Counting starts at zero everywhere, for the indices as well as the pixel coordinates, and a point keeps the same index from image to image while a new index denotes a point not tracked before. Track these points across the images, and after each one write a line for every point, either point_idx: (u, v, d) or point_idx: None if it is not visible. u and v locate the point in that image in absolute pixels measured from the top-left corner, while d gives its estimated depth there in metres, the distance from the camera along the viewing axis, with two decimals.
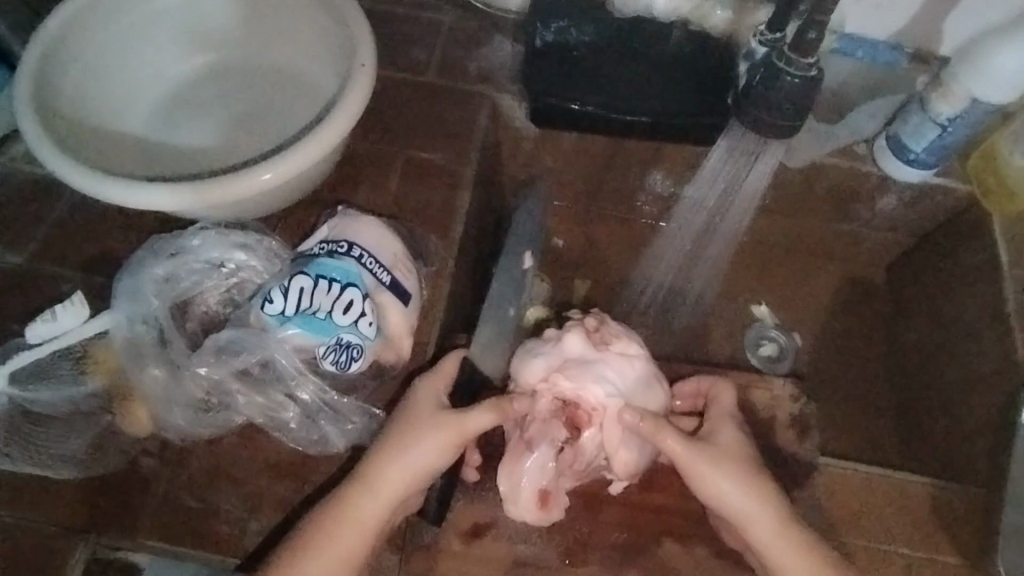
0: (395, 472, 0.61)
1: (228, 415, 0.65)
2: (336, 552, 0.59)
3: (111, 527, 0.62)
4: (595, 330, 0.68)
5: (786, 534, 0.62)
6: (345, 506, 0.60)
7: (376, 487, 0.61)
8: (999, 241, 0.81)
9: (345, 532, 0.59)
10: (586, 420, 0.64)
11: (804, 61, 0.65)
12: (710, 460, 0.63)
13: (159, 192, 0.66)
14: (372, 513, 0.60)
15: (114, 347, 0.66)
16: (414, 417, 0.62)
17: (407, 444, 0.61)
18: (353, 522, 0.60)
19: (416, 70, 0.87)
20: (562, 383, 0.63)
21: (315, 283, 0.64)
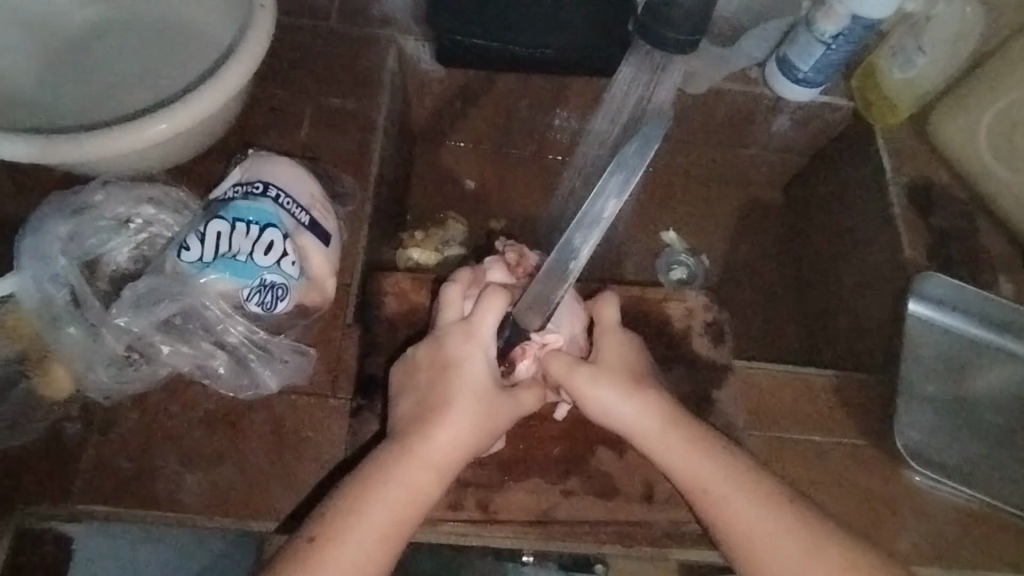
0: (446, 435, 0.58)
1: (153, 369, 0.64)
2: (392, 515, 0.54)
3: (44, 496, 0.61)
4: (517, 263, 0.70)
5: (668, 441, 0.60)
6: (397, 470, 0.56)
7: (425, 450, 0.57)
8: (883, 154, 0.89)
9: (400, 496, 0.55)
10: (519, 356, 0.64)
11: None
12: (588, 376, 0.62)
13: (60, 144, 0.63)
14: (424, 476, 0.56)
15: (24, 311, 0.63)
16: (457, 377, 0.60)
17: (450, 409, 0.59)
18: (409, 485, 0.55)
19: (319, 14, 0.85)
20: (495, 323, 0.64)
21: (231, 227, 0.62)
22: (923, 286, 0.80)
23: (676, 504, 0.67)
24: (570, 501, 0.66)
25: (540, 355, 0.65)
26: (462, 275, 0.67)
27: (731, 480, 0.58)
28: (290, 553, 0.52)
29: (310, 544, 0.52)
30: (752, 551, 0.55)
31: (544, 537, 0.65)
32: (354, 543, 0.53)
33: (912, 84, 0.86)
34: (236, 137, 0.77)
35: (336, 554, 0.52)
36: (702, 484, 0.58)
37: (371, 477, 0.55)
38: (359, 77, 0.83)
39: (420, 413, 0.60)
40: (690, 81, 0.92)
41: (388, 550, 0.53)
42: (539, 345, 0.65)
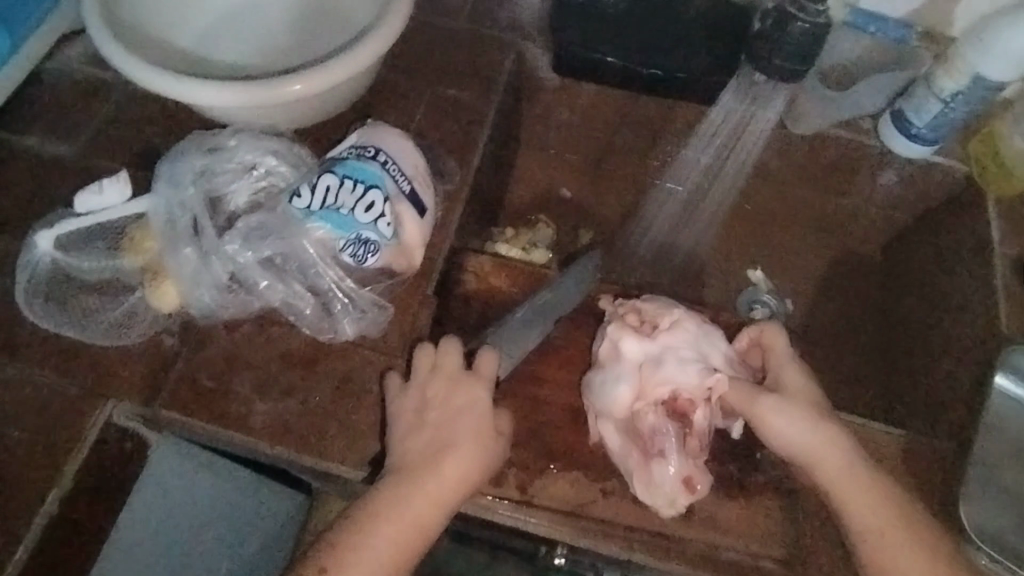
0: (476, 408, 0.65)
1: (248, 298, 0.69)
2: (439, 477, 0.61)
3: (137, 395, 0.67)
4: (641, 321, 0.71)
5: (837, 459, 0.63)
6: (439, 434, 0.63)
7: (458, 417, 0.64)
8: (994, 224, 0.86)
9: (443, 458, 0.62)
10: (692, 407, 0.67)
11: (814, 7, 0.73)
12: (774, 408, 0.64)
13: (204, 89, 0.70)
14: (465, 442, 0.63)
15: (151, 228, 0.69)
16: (455, 427, 0.63)
17: (450, 448, 0.62)
18: (449, 447, 0.62)
19: (453, 12, 0.92)
20: (655, 391, 0.67)
21: (340, 183, 0.67)
22: (1017, 360, 0.77)
23: (713, 525, 0.67)
24: (607, 500, 0.67)
25: (709, 398, 0.67)
26: (604, 358, 0.69)
27: (887, 510, 0.60)
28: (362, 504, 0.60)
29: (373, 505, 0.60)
30: (881, 553, 0.59)
31: (577, 529, 0.66)
32: (410, 501, 0.60)
33: None
34: (359, 111, 0.84)
35: (394, 507, 0.59)
36: (849, 501, 0.61)
37: (375, 504, 0.59)
38: (479, 72, 0.88)
39: (426, 447, 0.63)
40: (798, 120, 0.96)
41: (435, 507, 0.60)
42: (704, 391, 0.67)
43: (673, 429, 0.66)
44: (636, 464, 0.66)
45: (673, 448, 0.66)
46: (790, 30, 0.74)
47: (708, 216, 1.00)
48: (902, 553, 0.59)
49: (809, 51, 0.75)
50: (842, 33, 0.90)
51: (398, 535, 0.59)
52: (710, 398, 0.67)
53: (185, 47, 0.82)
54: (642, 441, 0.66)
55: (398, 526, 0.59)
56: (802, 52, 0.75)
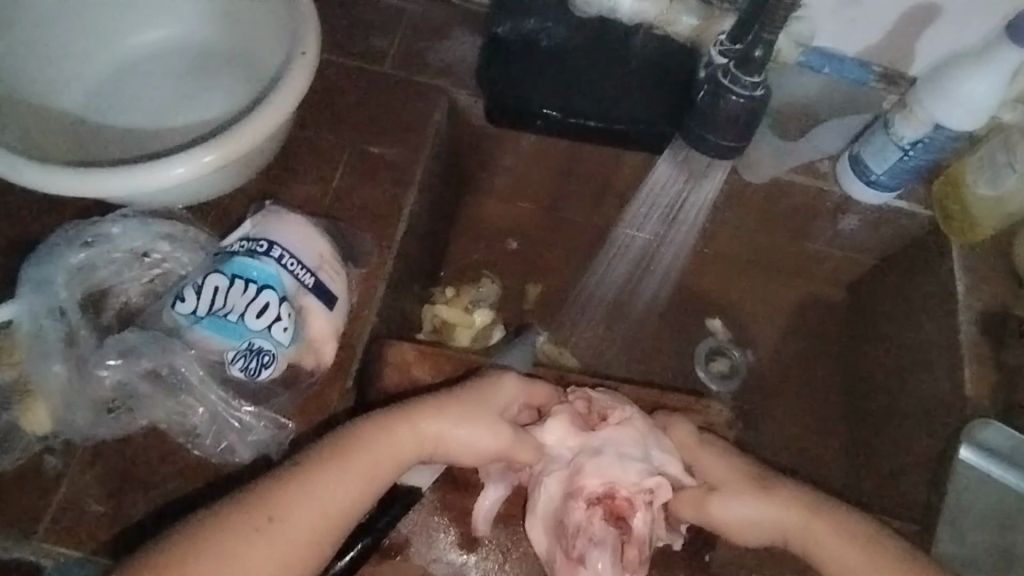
0: (413, 433, 0.59)
1: (133, 419, 0.62)
2: (341, 496, 0.56)
3: (12, 530, 0.60)
4: (589, 411, 0.67)
5: (815, 532, 0.59)
6: (360, 446, 0.57)
7: (389, 433, 0.58)
8: (959, 274, 0.81)
9: (352, 478, 0.56)
10: (629, 509, 0.61)
11: (749, 80, 0.65)
12: (719, 497, 0.62)
13: (73, 178, 0.62)
14: (380, 463, 0.58)
15: (17, 339, 0.61)
16: (352, 450, 0.57)
17: (338, 471, 0.56)
18: (364, 466, 0.57)
19: (375, 59, 0.84)
20: (588, 484, 0.62)
21: (229, 283, 0.60)
22: (980, 433, 0.73)
23: None
24: None
25: (650, 500, 0.62)
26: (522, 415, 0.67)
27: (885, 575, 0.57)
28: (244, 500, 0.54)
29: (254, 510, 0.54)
30: None
31: None
32: (300, 514, 0.54)
33: (998, 202, 0.79)
34: (270, 179, 0.76)
35: (283, 517, 0.54)
36: (848, 574, 0.58)
37: (239, 510, 0.54)
38: (403, 128, 0.81)
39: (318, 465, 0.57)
40: (752, 168, 0.86)
41: (328, 532, 0.55)
42: (641, 492, 0.62)
43: (607, 534, 0.61)
44: (561, 569, 0.61)
45: (603, 556, 0.60)
46: (724, 105, 0.66)
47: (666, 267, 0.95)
48: None
49: (744, 127, 0.68)
50: (795, 74, 0.83)
51: (273, 552, 0.53)
52: (650, 500, 0.62)
53: (71, 112, 0.74)
54: (565, 543, 0.61)
55: (280, 541, 0.53)
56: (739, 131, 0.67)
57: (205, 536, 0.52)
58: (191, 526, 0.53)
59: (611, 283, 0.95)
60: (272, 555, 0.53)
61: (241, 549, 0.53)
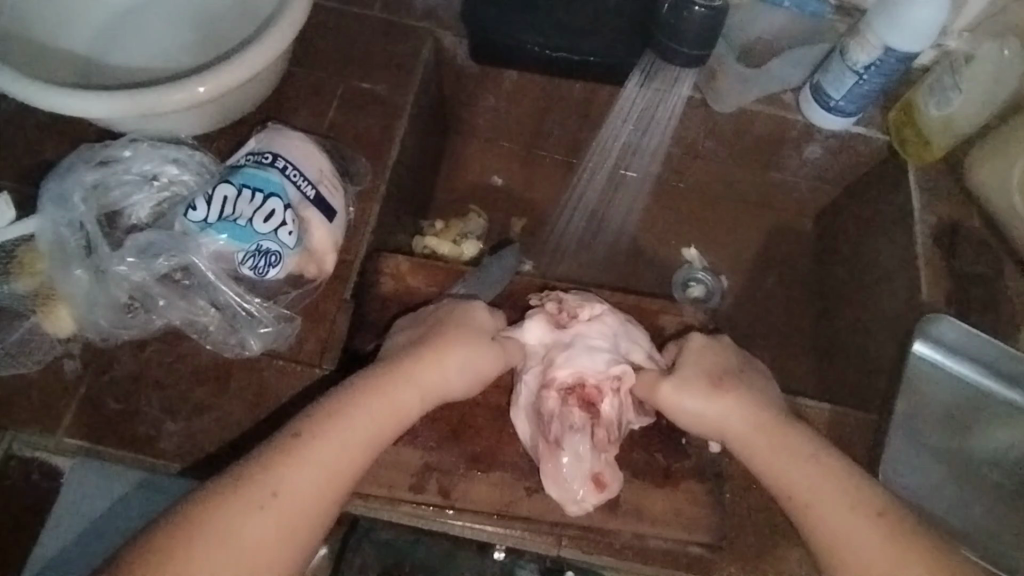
0: (396, 396, 0.62)
1: (149, 318, 0.67)
2: (342, 459, 0.58)
3: (38, 425, 0.65)
4: (558, 312, 0.73)
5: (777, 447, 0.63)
6: (349, 414, 0.60)
7: (375, 398, 0.61)
8: (915, 192, 0.87)
9: (351, 441, 0.59)
10: (599, 395, 0.68)
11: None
12: (681, 387, 0.66)
13: (87, 99, 0.66)
14: (370, 429, 0.60)
15: (40, 250, 0.67)
16: (350, 414, 0.60)
17: (338, 435, 0.58)
18: (360, 428, 0.59)
19: (365, 2, 0.89)
20: (559, 375, 0.68)
21: (238, 193, 0.65)
22: (932, 328, 0.78)
23: (639, 516, 0.67)
24: (532, 499, 0.67)
25: (617, 386, 0.69)
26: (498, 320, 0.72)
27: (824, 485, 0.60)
28: (241, 477, 0.55)
29: (254, 486, 0.55)
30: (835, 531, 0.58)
31: (502, 528, 0.66)
32: (300, 483, 0.56)
33: (948, 121, 0.85)
34: (267, 110, 0.81)
35: (287, 487, 0.55)
36: (797, 485, 0.61)
37: (242, 487, 0.55)
38: (392, 64, 0.85)
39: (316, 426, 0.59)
40: (719, 97, 0.91)
41: (328, 498, 0.56)
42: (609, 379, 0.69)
43: (582, 418, 0.67)
44: (542, 452, 0.66)
45: (580, 436, 0.66)
46: (688, 16, 0.76)
47: (635, 200, 1.02)
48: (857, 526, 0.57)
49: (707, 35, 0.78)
50: (758, 9, 0.89)
51: (281, 525, 0.54)
52: (618, 387, 0.69)
53: (76, 49, 0.77)
54: (546, 429, 0.67)
55: (288, 511, 0.55)
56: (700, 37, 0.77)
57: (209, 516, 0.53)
58: (193, 506, 0.53)
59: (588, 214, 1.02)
60: (280, 528, 0.54)
61: (250, 524, 0.54)
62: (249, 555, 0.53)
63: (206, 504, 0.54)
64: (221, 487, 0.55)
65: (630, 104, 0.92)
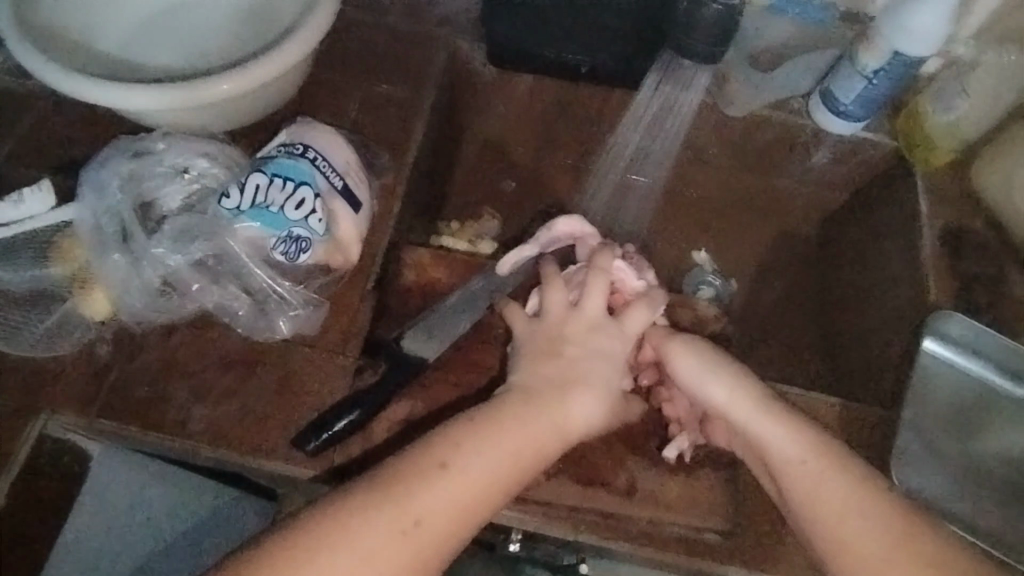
0: (538, 439, 0.61)
1: (181, 303, 0.69)
2: (484, 484, 0.58)
3: (70, 405, 0.66)
4: (631, 260, 0.78)
5: (828, 469, 0.61)
6: (501, 433, 0.61)
7: (515, 425, 0.61)
8: (921, 195, 0.89)
9: (496, 467, 0.59)
10: None
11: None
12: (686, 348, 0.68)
13: (124, 92, 0.69)
14: (507, 465, 0.60)
15: (77, 237, 0.69)
16: (492, 437, 0.60)
17: (483, 453, 0.59)
18: (504, 455, 0.60)
19: (387, 9, 0.92)
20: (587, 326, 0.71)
21: (270, 181, 0.67)
22: (942, 325, 0.79)
23: (655, 501, 0.69)
24: (550, 482, 0.68)
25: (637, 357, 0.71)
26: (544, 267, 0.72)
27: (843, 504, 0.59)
28: (380, 481, 0.57)
29: (399, 501, 0.56)
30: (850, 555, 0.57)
31: (521, 513, 0.67)
32: (437, 503, 0.56)
33: (953, 127, 0.88)
34: (292, 109, 0.83)
35: (424, 508, 0.56)
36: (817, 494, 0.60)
37: (380, 497, 0.56)
38: (413, 68, 0.88)
39: (470, 427, 0.61)
40: (731, 102, 0.94)
41: (461, 525, 0.57)
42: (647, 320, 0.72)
43: None
44: None
45: None
46: (705, 13, 0.85)
47: (645, 203, 1.01)
48: (875, 541, 0.57)
49: (721, 31, 0.86)
50: (766, 16, 0.93)
51: (421, 547, 0.55)
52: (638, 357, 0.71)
53: (111, 46, 0.79)
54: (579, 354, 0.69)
55: (426, 536, 0.55)
56: (717, 32, 0.86)
57: (365, 519, 0.55)
58: (334, 504, 0.56)
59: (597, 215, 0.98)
60: (422, 550, 0.55)
61: (390, 541, 0.54)
62: (374, 571, 0.54)
63: (353, 512, 0.55)
64: (363, 488, 0.57)
65: (647, 98, 0.96)
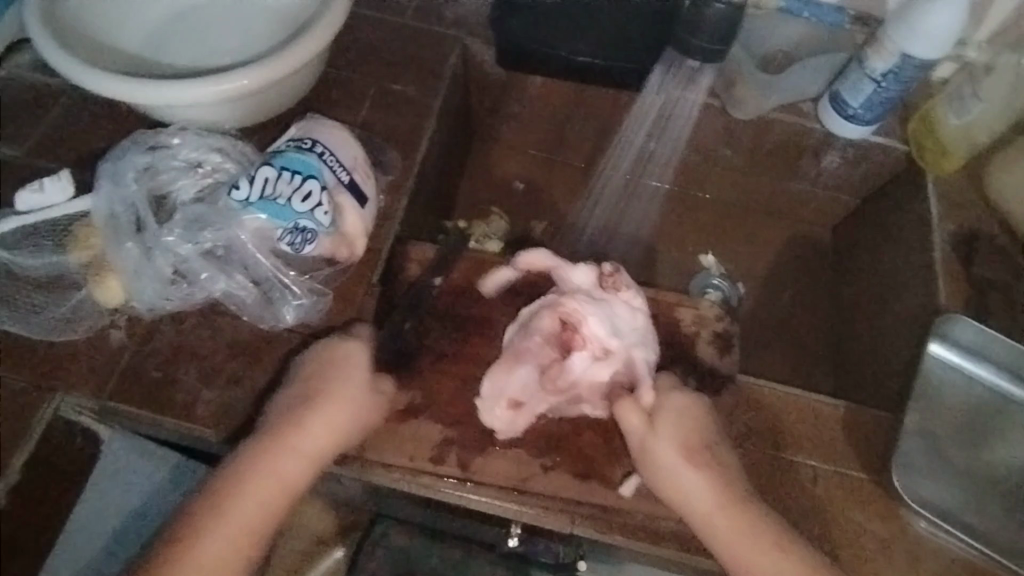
0: (314, 434, 0.64)
1: (190, 291, 0.72)
2: (275, 483, 0.61)
3: (82, 389, 0.69)
4: (609, 275, 0.73)
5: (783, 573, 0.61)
6: (274, 456, 0.62)
7: (305, 427, 0.64)
8: (932, 200, 0.88)
9: (283, 466, 0.62)
10: (580, 344, 0.69)
11: None
12: (657, 450, 0.66)
13: (139, 88, 0.71)
14: (298, 461, 0.62)
15: (95, 225, 0.72)
16: (281, 439, 0.63)
17: (267, 456, 0.62)
18: (293, 451, 0.62)
19: (400, 12, 0.94)
20: (567, 308, 0.70)
21: (278, 174, 0.69)
22: (951, 330, 0.78)
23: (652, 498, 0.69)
24: (547, 475, 0.69)
25: (599, 353, 0.69)
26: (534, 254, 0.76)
27: None
28: (195, 507, 0.60)
29: (205, 517, 0.59)
30: None
31: (518, 505, 0.68)
32: (237, 513, 0.60)
33: (967, 131, 0.87)
34: (304, 108, 0.85)
35: (225, 520, 0.59)
36: None
37: (195, 523, 0.59)
38: (423, 69, 0.90)
39: (268, 435, 0.63)
40: (740, 105, 0.94)
41: (268, 525, 0.61)
42: (599, 346, 0.69)
43: (544, 351, 0.69)
44: (502, 362, 0.70)
45: (530, 369, 0.69)
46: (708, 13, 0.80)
47: (650, 205, 1.03)
48: None
49: (725, 32, 0.81)
50: (777, 20, 0.93)
51: (233, 552, 0.59)
52: (603, 354, 0.69)
53: (131, 46, 0.81)
54: (547, 380, 0.68)
55: (233, 543, 0.59)
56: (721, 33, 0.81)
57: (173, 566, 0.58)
58: (164, 545, 0.59)
59: (593, 223, 1.01)
60: (228, 558, 0.59)
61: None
62: None
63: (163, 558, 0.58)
64: (184, 523, 0.60)
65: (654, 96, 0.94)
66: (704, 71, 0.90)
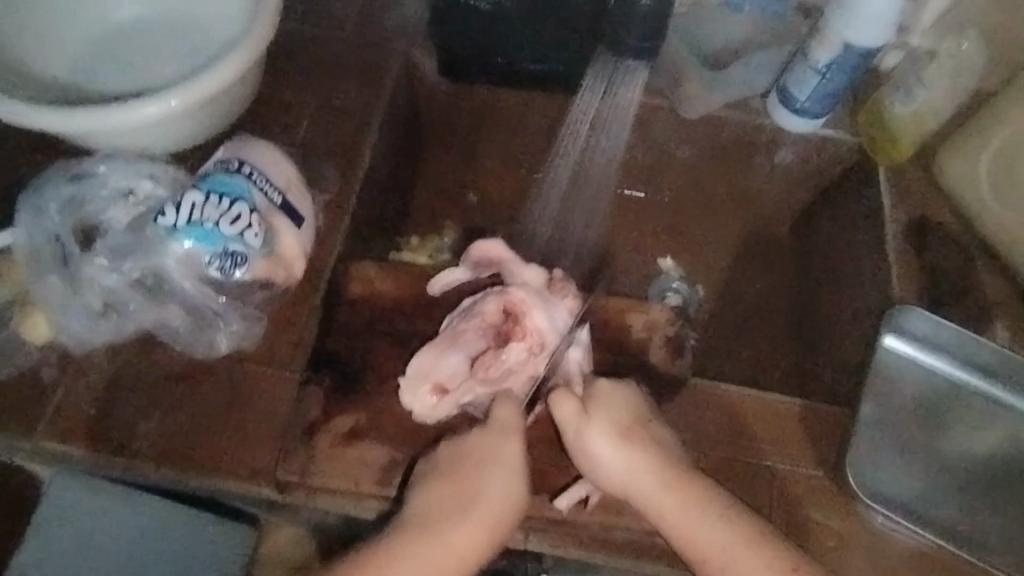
0: (476, 502, 0.61)
1: (121, 322, 0.70)
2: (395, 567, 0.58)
3: (11, 429, 0.66)
4: (559, 280, 0.74)
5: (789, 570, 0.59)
6: (423, 534, 0.59)
7: (487, 491, 0.62)
8: (884, 190, 0.87)
9: (447, 537, 0.59)
10: (518, 335, 0.70)
11: None
12: (614, 451, 0.64)
13: (56, 115, 0.68)
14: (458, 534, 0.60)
15: (17, 260, 0.70)
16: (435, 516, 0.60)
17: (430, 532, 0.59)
18: (449, 525, 0.60)
19: (336, 25, 0.92)
20: (512, 299, 0.71)
21: (205, 198, 0.67)
22: (904, 321, 0.78)
23: (606, 510, 0.67)
24: None
25: (536, 346, 0.70)
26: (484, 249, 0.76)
27: None
28: None
29: None
30: None
31: None
32: None
33: (916, 118, 0.86)
34: (240, 128, 0.84)
35: None
36: None
37: None
38: (363, 81, 0.88)
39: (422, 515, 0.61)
40: (687, 102, 0.92)
41: None
42: (538, 339, 0.70)
43: (481, 339, 0.70)
44: (437, 344, 0.70)
45: (462, 357, 0.69)
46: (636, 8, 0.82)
47: (594, 213, 1.00)
48: None
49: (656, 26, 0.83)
50: (720, 14, 0.94)
51: None
52: (540, 347, 0.70)
53: (56, 74, 0.79)
54: (478, 368, 0.69)
55: None
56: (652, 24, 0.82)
57: None
58: None
59: (542, 227, 0.97)
60: None
61: None
62: None
63: None
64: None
65: (590, 92, 0.94)
66: (640, 67, 0.90)
